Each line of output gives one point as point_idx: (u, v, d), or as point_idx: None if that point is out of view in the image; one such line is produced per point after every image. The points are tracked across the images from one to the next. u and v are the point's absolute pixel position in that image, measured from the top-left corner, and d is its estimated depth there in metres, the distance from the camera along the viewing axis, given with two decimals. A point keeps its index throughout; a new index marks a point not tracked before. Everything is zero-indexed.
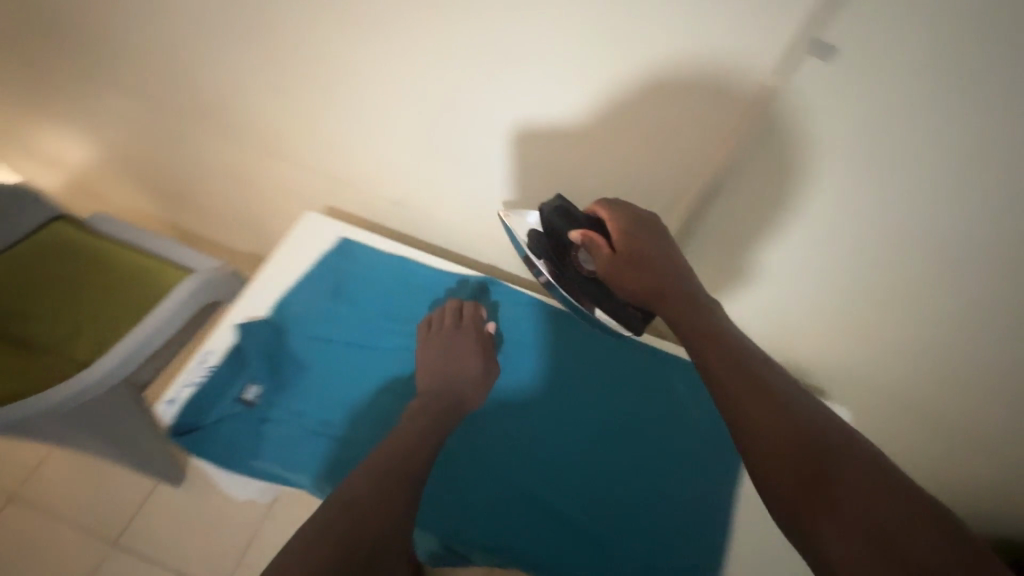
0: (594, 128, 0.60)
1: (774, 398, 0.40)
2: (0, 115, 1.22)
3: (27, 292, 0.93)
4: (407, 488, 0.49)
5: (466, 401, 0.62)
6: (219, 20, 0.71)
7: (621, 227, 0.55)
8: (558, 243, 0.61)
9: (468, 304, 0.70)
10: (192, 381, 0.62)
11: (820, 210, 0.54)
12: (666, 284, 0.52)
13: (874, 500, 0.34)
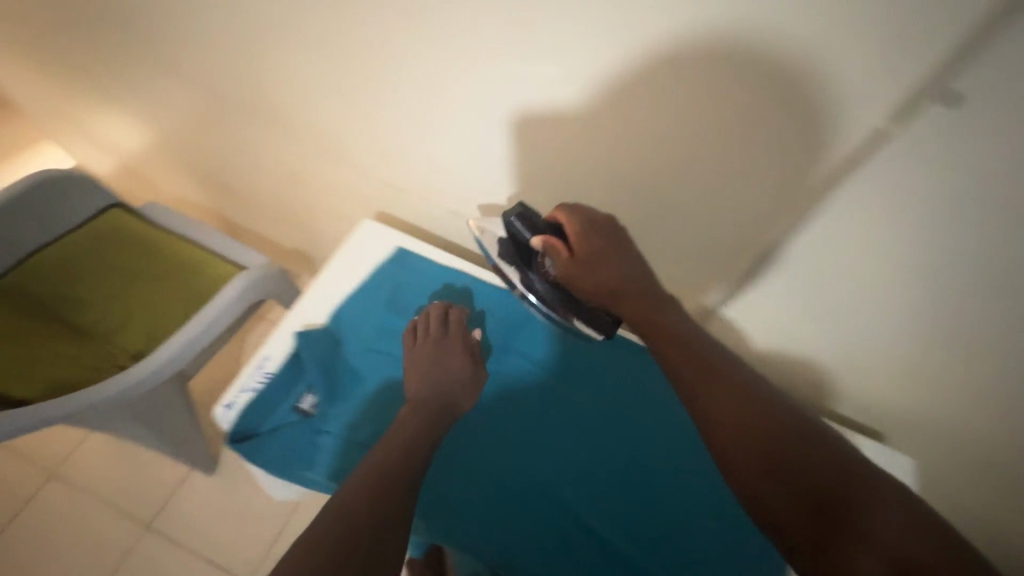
0: (667, 162, 0.55)
1: (737, 403, 0.42)
2: (66, 100, 1.25)
3: (83, 280, 0.94)
4: (398, 494, 0.48)
5: (456, 403, 0.61)
6: (287, 25, 0.70)
7: (579, 233, 0.56)
8: (518, 246, 0.62)
9: (452, 308, 0.68)
10: (251, 387, 0.63)
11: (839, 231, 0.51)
12: (620, 288, 0.54)
13: (841, 494, 0.36)
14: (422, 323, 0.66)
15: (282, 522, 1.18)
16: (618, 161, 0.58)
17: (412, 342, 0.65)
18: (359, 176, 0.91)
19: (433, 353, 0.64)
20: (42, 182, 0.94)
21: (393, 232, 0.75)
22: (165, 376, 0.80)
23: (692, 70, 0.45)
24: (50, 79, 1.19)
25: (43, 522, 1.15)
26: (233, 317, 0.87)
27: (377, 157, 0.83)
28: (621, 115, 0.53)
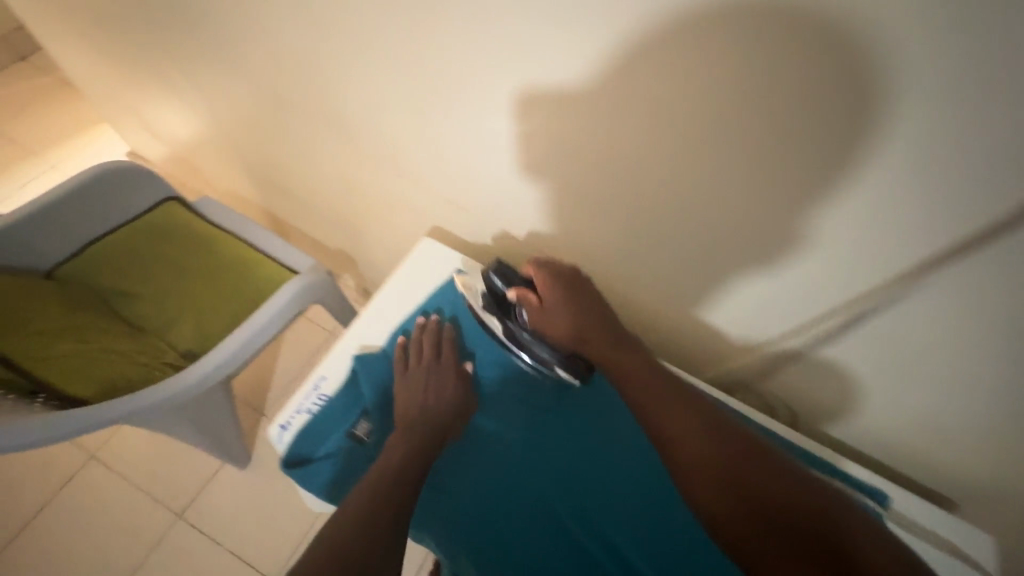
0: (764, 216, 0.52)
1: (695, 441, 0.49)
2: (127, 89, 1.27)
3: (136, 274, 0.95)
4: (392, 500, 0.53)
5: (445, 425, 0.62)
6: (360, 39, 0.68)
7: (548, 285, 0.62)
8: (496, 298, 0.67)
9: (436, 330, 0.69)
10: (307, 410, 0.66)
11: (858, 282, 0.52)
12: (582, 331, 0.60)
13: (781, 508, 0.43)
14: (414, 349, 0.67)
15: (310, 522, 1.18)
16: (702, 209, 0.56)
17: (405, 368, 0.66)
18: (416, 189, 0.89)
19: (426, 379, 0.65)
20: (104, 173, 0.95)
21: (451, 255, 0.76)
22: (216, 380, 0.79)
23: (790, 134, 0.44)
24: (115, 69, 1.21)
25: (81, 503, 1.17)
26: (284, 323, 0.87)
27: (437, 175, 0.81)
28: (712, 164, 0.50)
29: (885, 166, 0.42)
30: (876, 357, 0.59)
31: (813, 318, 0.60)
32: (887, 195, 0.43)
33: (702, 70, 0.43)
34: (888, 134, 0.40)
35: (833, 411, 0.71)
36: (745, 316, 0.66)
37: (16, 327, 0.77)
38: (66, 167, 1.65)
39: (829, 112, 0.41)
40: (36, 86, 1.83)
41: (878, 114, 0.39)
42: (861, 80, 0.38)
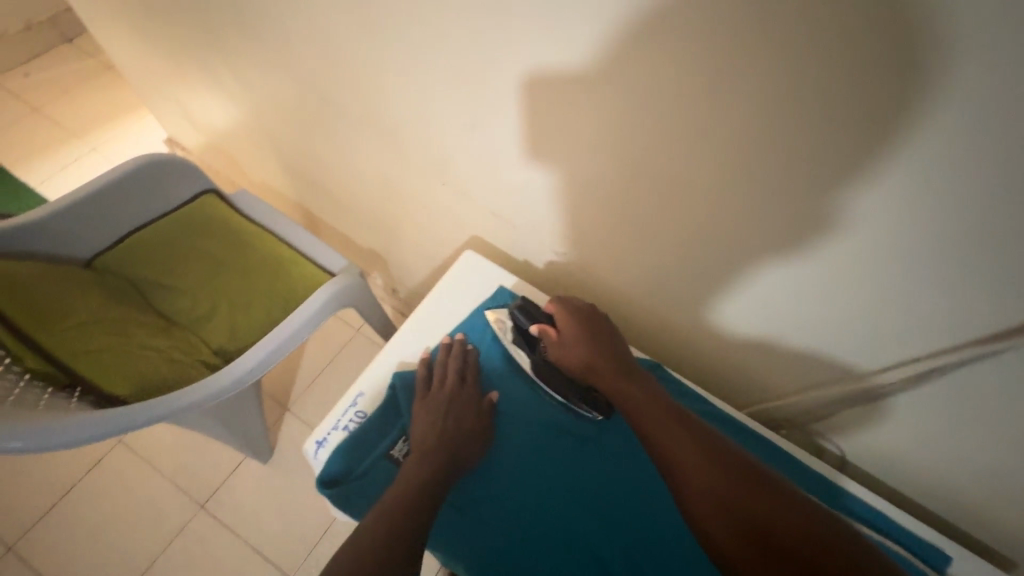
0: (833, 254, 0.51)
1: (706, 467, 0.48)
2: (170, 80, 1.27)
3: (172, 267, 0.95)
4: (411, 519, 0.51)
5: (468, 455, 0.61)
6: (411, 48, 0.66)
7: (566, 318, 0.64)
8: (520, 333, 0.68)
9: (460, 349, 0.68)
10: (344, 425, 0.65)
11: (913, 314, 0.51)
12: (591, 363, 0.61)
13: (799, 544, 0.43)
14: (439, 370, 0.66)
15: (328, 521, 1.17)
16: (777, 238, 0.53)
17: (426, 392, 0.65)
18: (457, 197, 0.87)
19: (447, 408, 0.63)
20: (144, 165, 0.95)
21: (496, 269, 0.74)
22: (249, 382, 0.78)
23: (866, 168, 0.42)
24: (159, 58, 1.21)
25: (107, 486, 1.19)
26: (318, 325, 0.87)
27: (483, 185, 0.79)
28: (789, 194, 0.48)
29: (889, 188, 0.42)
30: (871, 357, 0.59)
31: (863, 345, 0.59)
32: (904, 217, 0.43)
33: (798, 98, 0.41)
34: (895, 158, 0.40)
35: (893, 454, 0.69)
36: (745, 313, 0.66)
37: (55, 318, 0.76)
38: (105, 151, 1.67)
39: (851, 136, 0.41)
40: (79, 68, 1.85)
41: (899, 141, 0.39)
42: (898, 111, 0.37)
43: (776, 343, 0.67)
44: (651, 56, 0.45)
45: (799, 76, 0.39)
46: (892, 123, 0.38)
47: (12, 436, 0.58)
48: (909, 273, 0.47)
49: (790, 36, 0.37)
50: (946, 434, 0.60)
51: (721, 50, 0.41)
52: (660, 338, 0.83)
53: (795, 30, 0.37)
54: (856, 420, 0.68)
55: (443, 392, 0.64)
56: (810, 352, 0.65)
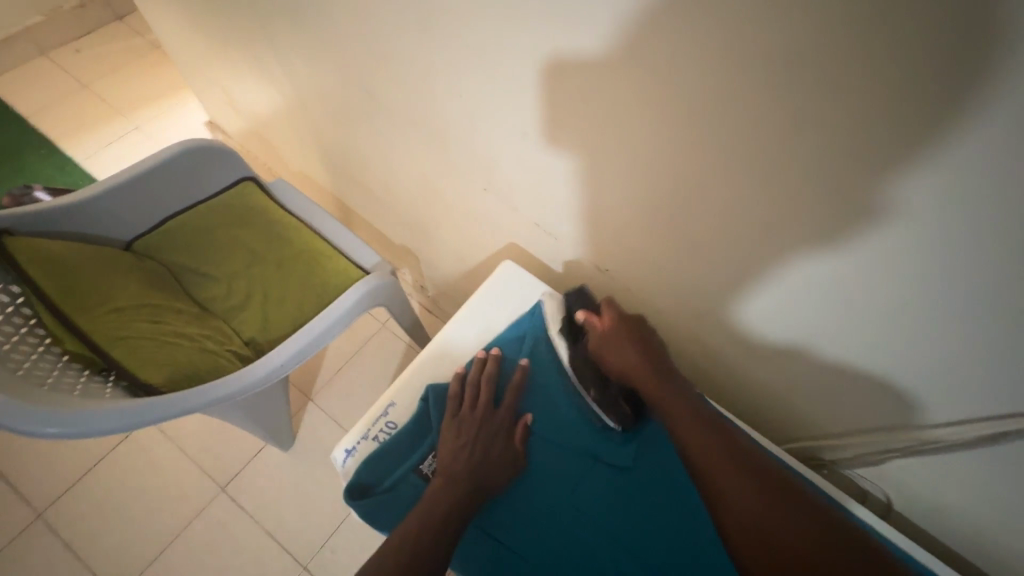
0: (894, 278, 0.48)
1: (746, 483, 0.51)
2: (216, 63, 1.27)
3: (208, 254, 0.95)
4: (441, 539, 0.51)
5: (496, 473, 0.59)
6: (461, 47, 0.64)
7: (615, 319, 0.64)
8: (569, 318, 0.68)
9: (493, 360, 0.67)
10: (373, 436, 0.64)
11: (977, 342, 0.47)
12: (635, 368, 0.61)
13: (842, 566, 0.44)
14: (470, 382, 0.65)
15: (344, 514, 1.18)
16: (833, 259, 0.50)
17: (457, 409, 0.63)
18: (497, 201, 0.85)
19: (479, 429, 0.61)
20: (187, 150, 0.96)
21: (534, 281, 0.73)
22: (280, 377, 0.78)
23: (936, 189, 0.39)
24: (206, 42, 1.22)
25: (134, 462, 1.21)
26: (350, 323, 0.86)
27: (526, 192, 0.77)
28: (856, 215, 0.45)
29: (935, 185, 0.39)
30: (904, 369, 0.55)
31: (916, 374, 0.55)
32: (960, 222, 0.40)
33: (883, 119, 0.37)
34: (943, 151, 0.37)
35: (949, 506, 0.66)
36: (783, 330, 0.64)
37: (94, 300, 0.77)
38: (148, 130, 1.69)
39: (900, 132, 0.37)
40: (128, 46, 1.88)
41: (954, 136, 0.35)
42: (957, 107, 0.34)
43: (805, 354, 0.64)
44: (732, 75, 0.42)
45: (898, 103, 0.36)
46: (942, 113, 0.35)
47: (48, 421, 0.59)
48: (953, 280, 0.44)
49: (897, 63, 0.34)
50: (1008, 474, 0.56)
51: (814, 73, 0.38)
52: (700, 360, 0.80)
53: (904, 58, 0.34)
54: (891, 441, 0.64)
55: (475, 413, 0.62)
56: (840, 365, 0.61)
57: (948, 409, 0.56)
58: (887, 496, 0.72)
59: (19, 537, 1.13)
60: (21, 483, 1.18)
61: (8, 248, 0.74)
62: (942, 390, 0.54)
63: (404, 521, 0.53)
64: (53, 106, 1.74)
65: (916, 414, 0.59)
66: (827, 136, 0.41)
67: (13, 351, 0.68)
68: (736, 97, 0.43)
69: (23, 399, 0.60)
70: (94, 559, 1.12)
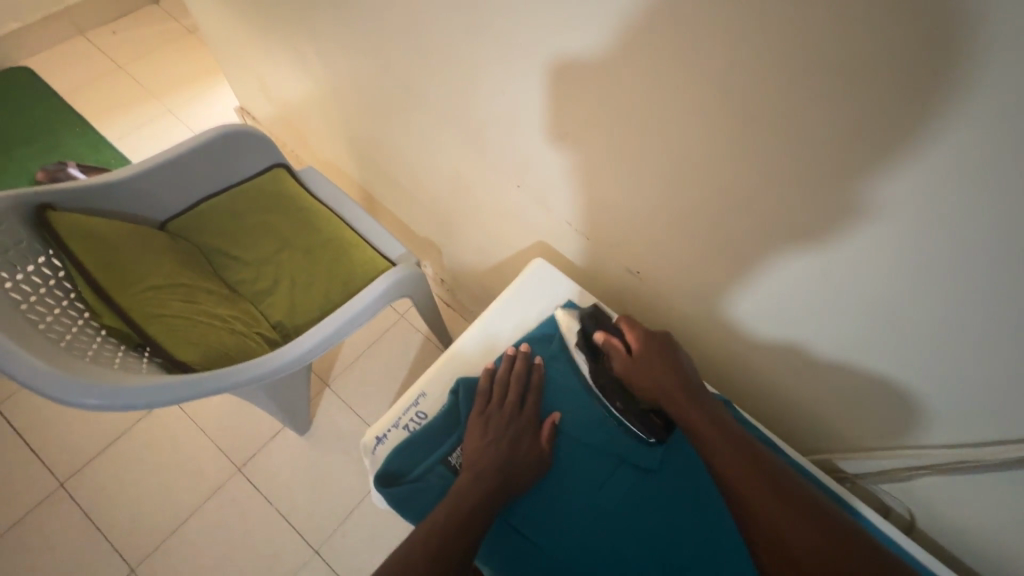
0: (897, 275, 0.49)
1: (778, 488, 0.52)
2: (252, 50, 1.29)
3: (237, 237, 0.97)
4: (473, 527, 0.53)
5: (521, 466, 0.60)
6: (494, 43, 0.64)
7: (639, 340, 0.64)
8: (587, 338, 0.68)
9: (523, 357, 0.68)
10: (404, 425, 0.66)
11: (975, 336, 0.48)
12: (663, 386, 0.61)
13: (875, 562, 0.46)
14: (500, 379, 0.66)
15: (357, 500, 1.19)
16: (839, 257, 0.51)
17: (486, 403, 0.64)
18: (527, 201, 0.85)
19: (506, 427, 0.62)
20: (221, 136, 0.97)
21: (565, 279, 0.74)
22: (307, 362, 0.79)
23: (932, 180, 0.40)
24: (244, 30, 1.23)
25: (154, 438, 1.24)
26: (377, 312, 0.88)
27: (557, 193, 0.77)
28: (869, 215, 0.46)
29: (928, 180, 0.40)
30: (909, 369, 0.56)
31: (920, 373, 0.55)
32: (976, 224, 0.40)
33: (888, 115, 0.39)
34: (934, 141, 0.38)
35: (975, 527, 0.65)
36: (787, 329, 0.65)
37: (133, 278, 0.78)
38: (180, 113, 1.72)
39: (903, 126, 0.39)
40: (164, 30, 1.91)
41: (956, 130, 0.36)
42: (965, 105, 0.35)
43: (815, 357, 0.65)
44: (782, 86, 0.42)
45: (922, 107, 0.37)
46: (938, 106, 0.36)
47: (90, 392, 0.60)
48: (954, 277, 0.45)
49: (943, 77, 0.35)
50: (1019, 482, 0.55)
51: (872, 89, 0.38)
52: (723, 367, 0.80)
53: (940, 68, 0.35)
54: (910, 451, 0.64)
55: (502, 410, 0.63)
56: (847, 368, 0.62)
57: (951, 409, 0.56)
58: (911, 514, 0.71)
59: (42, 504, 1.16)
60: (45, 452, 1.21)
61: (51, 223, 0.76)
62: (948, 391, 0.54)
63: (434, 510, 0.54)
64: (89, 85, 1.77)
65: (927, 418, 0.59)
66: (837, 137, 0.42)
67: (55, 323, 0.70)
68: (766, 100, 0.44)
69: (65, 368, 0.61)
70: (112, 531, 1.14)
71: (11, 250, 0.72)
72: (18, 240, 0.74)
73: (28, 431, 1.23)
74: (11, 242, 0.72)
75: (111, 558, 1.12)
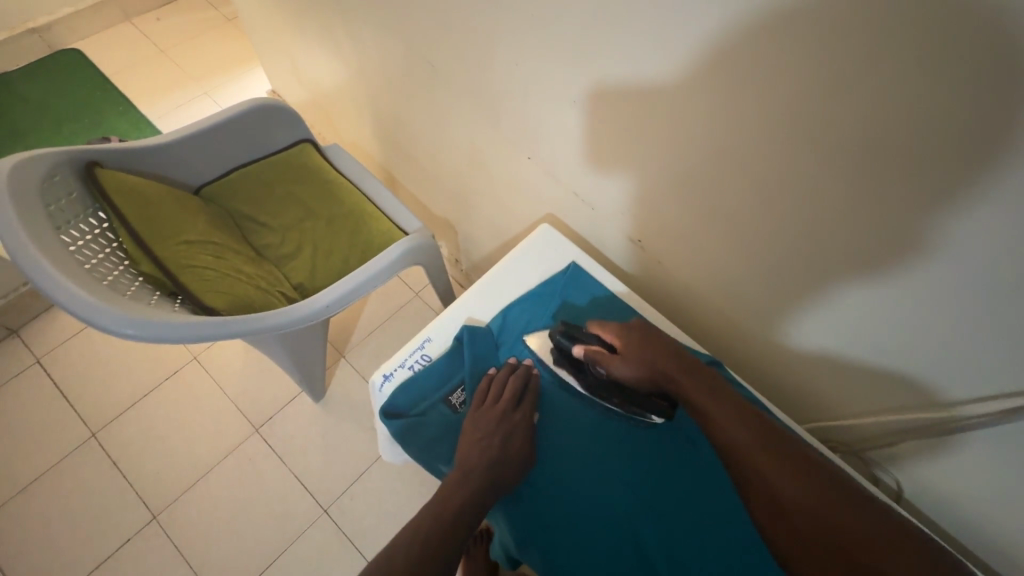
0: (884, 256, 0.52)
1: (771, 449, 0.54)
2: (285, 33, 1.36)
3: (266, 202, 1.03)
4: (466, 513, 0.57)
5: (510, 447, 0.64)
6: (509, 20, 0.68)
7: (620, 340, 0.66)
8: (565, 354, 0.70)
9: (523, 368, 0.71)
10: (410, 365, 0.73)
11: (959, 315, 0.51)
12: (658, 368, 0.63)
13: (872, 518, 0.48)
14: (495, 387, 0.68)
15: (366, 465, 1.24)
16: (826, 229, 0.55)
17: (478, 408, 0.67)
18: (538, 177, 0.89)
19: (497, 426, 0.65)
20: (253, 110, 1.03)
21: (569, 245, 0.79)
22: (324, 317, 0.85)
23: (904, 146, 0.43)
24: (279, 14, 1.30)
25: (179, 397, 1.31)
26: (393, 275, 0.93)
27: (565, 166, 0.81)
28: (849, 182, 0.49)
29: (902, 145, 0.43)
30: (909, 357, 0.59)
31: (915, 357, 0.58)
32: (958, 181, 0.42)
33: (862, 81, 0.42)
34: (909, 109, 0.41)
35: (962, 498, 0.66)
36: (799, 324, 0.68)
37: (170, 232, 0.85)
38: (216, 95, 1.81)
39: (878, 94, 0.42)
40: (205, 18, 2.01)
41: (929, 92, 0.39)
42: (927, 68, 0.38)
43: (814, 338, 0.68)
44: (766, 54, 0.46)
45: (889, 73, 0.40)
46: (908, 76, 0.40)
47: (128, 322, 0.66)
48: (950, 240, 0.46)
49: (903, 45, 0.38)
50: (995, 447, 0.57)
51: (847, 55, 0.42)
52: (721, 339, 0.83)
53: (899, 35, 0.38)
54: (902, 419, 0.64)
55: (494, 410, 0.66)
56: (852, 357, 0.65)
57: (945, 390, 0.58)
58: (898, 484, 0.73)
59: (75, 451, 1.24)
60: (80, 403, 1.29)
61: (99, 177, 0.82)
62: (942, 376, 0.57)
63: (431, 499, 0.59)
64: (133, 67, 1.87)
65: (926, 389, 0.60)
66: (819, 101, 0.46)
67: (98, 266, 0.76)
68: (753, 70, 0.48)
69: (105, 301, 0.67)
70: (138, 481, 1.21)
71: (64, 201, 0.79)
72: (70, 192, 0.81)
73: (65, 383, 1.31)
74: (63, 193, 0.79)
75: (135, 505, 1.19)
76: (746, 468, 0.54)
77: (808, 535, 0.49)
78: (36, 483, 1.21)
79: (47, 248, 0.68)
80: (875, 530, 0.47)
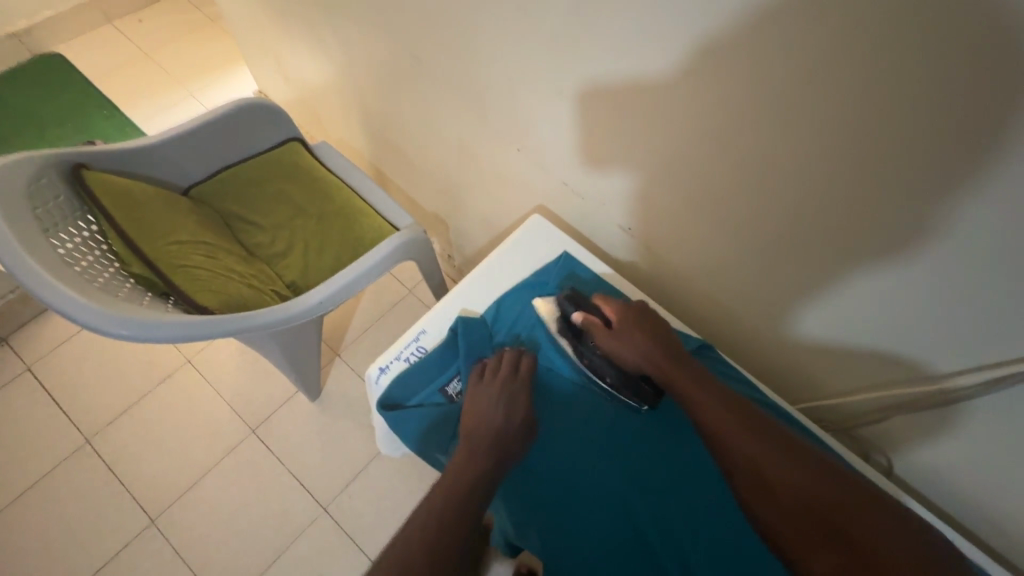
0: (866, 234, 0.53)
1: (753, 431, 0.55)
2: (270, 33, 1.34)
3: (256, 202, 1.03)
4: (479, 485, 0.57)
5: (512, 417, 0.65)
6: (494, 12, 0.68)
7: (618, 313, 0.69)
8: (565, 320, 0.71)
9: (512, 350, 0.71)
10: (406, 357, 0.74)
11: (938, 290, 0.52)
12: (648, 354, 0.65)
13: (856, 493, 0.49)
14: (493, 366, 0.69)
15: (365, 462, 1.25)
16: (810, 211, 0.56)
17: (478, 379, 0.68)
18: (529, 170, 0.89)
19: (500, 395, 0.66)
20: (239, 109, 1.02)
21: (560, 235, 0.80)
22: (318, 314, 0.85)
23: (882, 125, 0.44)
24: (262, 13, 1.29)
25: (174, 401, 1.30)
26: (386, 270, 0.93)
27: (554, 157, 0.81)
28: (831, 162, 0.50)
29: (880, 125, 0.44)
30: (892, 334, 0.60)
31: (899, 333, 0.59)
32: (936, 159, 0.43)
33: (840, 63, 0.43)
34: (887, 89, 0.42)
35: (949, 471, 0.68)
36: (785, 307, 0.69)
37: (160, 232, 0.85)
38: (201, 97, 1.79)
39: (856, 75, 0.43)
40: (188, 19, 1.99)
41: (904, 71, 0.40)
42: (902, 48, 0.39)
43: (801, 320, 0.69)
44: (748, 38, 0.47)
45: (865, 55, 0.41)
46: (885, 56, 0.40)
47: (122, 323, 0.66)
48: (938, 213, 0.46)
49: (878, 24, 0.39)
50: (977, 417, 0.59)
51: (825, 38, 0.42)
52: (714, 324, 0.84)
53: (874, 16, 0.39)
54: (892, 394, 0.65)
55: (494, 383, 0.67)
56: (838, 338, 0.66)
57: (927, 363, 0.59)
58: (887, 459, 0.75)
59: (69, 459, 1.23)
60: (72, 411, 1.28)
61: (87, 179, 0.82)
62: (923, 349, 0.58)
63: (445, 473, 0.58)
64: (116, 70, 1.85)
65: (916, 364, 0.60)
66: (801, 85, 0.47)
67: (88, 268, 0.76)
68: (736, 55, 0.49)
69: (100, 303, 0.66)
70: (134, 486, 1.21)
71: (51, 204, 0.78)
72: (57, 195, 0.80)
73: (56, 391, 1.30)
74: (50, 195, 0.78)
75: (132, 510, 1.18)
76: (731, 452, 0.54)
77: (796, 519, 0.48)
78: (31, 491, 1.20)
79: (37, 251, 0.67)
80: (859, 505, 0.48)
